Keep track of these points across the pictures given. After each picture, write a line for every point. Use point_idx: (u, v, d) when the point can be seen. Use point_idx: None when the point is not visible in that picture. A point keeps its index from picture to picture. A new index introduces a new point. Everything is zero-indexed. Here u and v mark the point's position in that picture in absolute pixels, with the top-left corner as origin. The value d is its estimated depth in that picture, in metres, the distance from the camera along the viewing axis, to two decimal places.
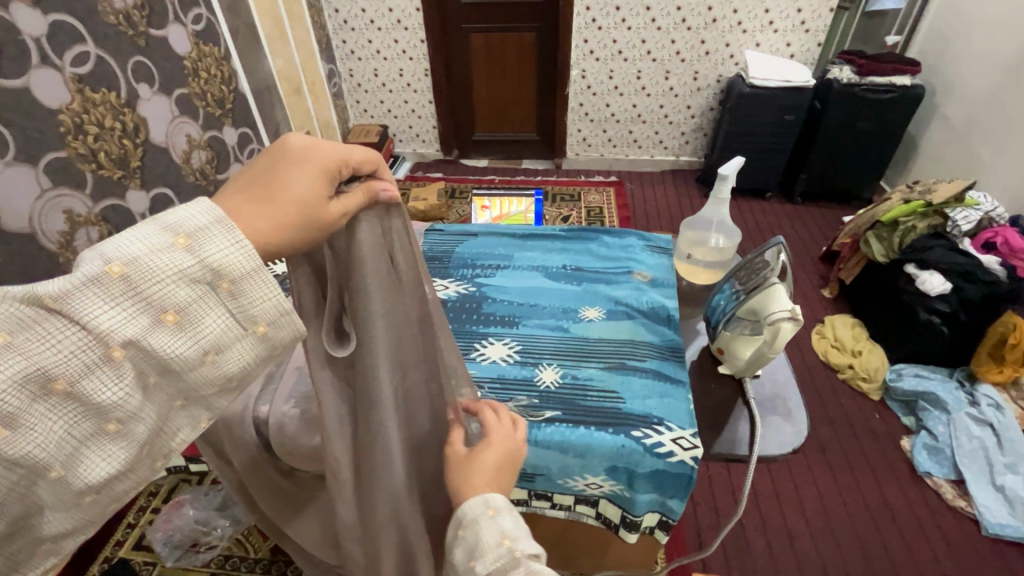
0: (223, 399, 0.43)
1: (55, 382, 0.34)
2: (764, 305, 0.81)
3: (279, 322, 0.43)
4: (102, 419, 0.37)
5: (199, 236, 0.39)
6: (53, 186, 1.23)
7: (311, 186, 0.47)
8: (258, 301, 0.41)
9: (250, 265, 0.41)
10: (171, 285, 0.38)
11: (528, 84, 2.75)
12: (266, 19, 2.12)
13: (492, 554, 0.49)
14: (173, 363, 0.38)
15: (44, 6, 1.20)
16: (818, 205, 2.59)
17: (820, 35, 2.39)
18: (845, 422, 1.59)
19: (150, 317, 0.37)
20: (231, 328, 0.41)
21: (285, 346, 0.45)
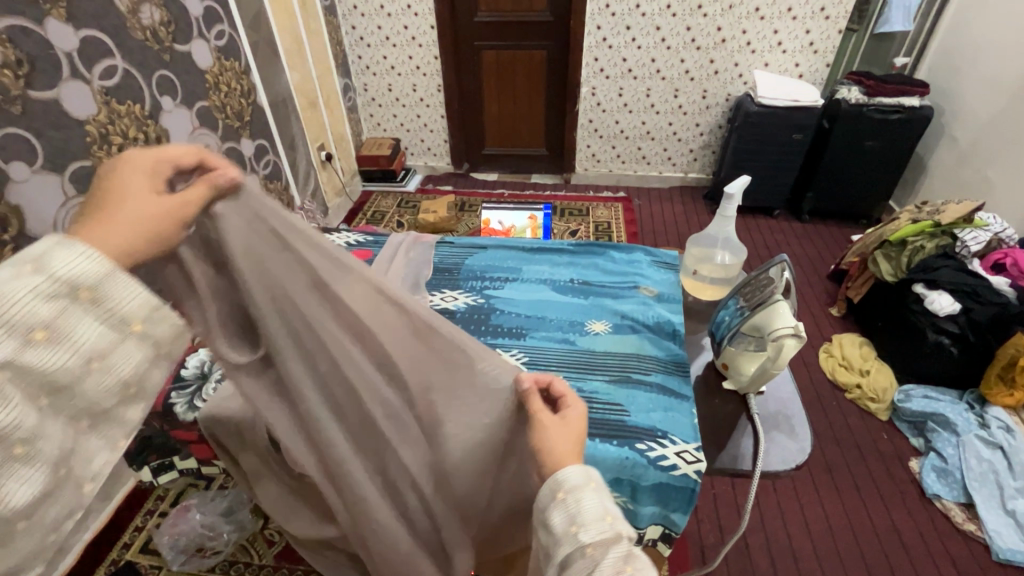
0: (121, 408, 0.48)
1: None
2: (767, 322, 0.83)
3: (154, 317, 0.48)
4: (7, 445, 0.41)
5: (46, 258, 0.42)
6: (76, 195, 1.27)
7: (146, 186, 0.53)
8: (129, 308, 0.46)
9: (104, 273, 0.44)
10: (30, 304, 0.40)
11: (538, 101, 2.80)
12: (285, 36, 2.19)
13: (594, 526, 0.47)
14: (54, 376, 0.42)
15: (76, 22, 1.25)
16: (826, 223, 2.60)
17: (828, 56, 2.42)
18: (853, 442, 1.58)
19: (18, 339, 0.40)
20: (106, 334, 0.45)
21: (168, 340, 0.50)
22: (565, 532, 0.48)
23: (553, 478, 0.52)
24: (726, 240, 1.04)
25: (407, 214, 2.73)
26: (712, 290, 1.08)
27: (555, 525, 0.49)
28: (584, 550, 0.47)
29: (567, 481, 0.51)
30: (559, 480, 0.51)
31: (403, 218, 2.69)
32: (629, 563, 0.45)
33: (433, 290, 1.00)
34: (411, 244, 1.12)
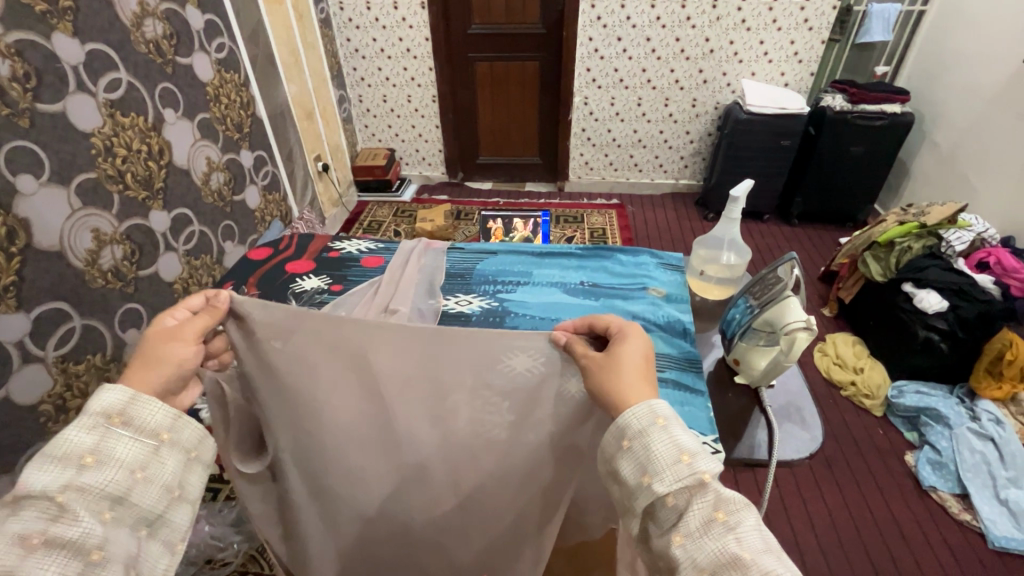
0: (171, 508, 0.53)
1: (31, 537, 0.44)
2: (779, 316, 0.84)
3: (178, 425, 0.55)
4: (83, 552, 0.46)
5: (93, 405, 0.52)
6: (82, 207, 1.27)
7: (169, 339, 0.60)
8: (156, 426, 0.54)
9: (129, 396, 0.53)
10: (81, 439, 0.50)
11: (532, 110, 2.84)
12: (283, 48, 2.21)
13: (671, 471, 0.48)
14: (112, 489, 0.49)
15: (82, 36, 1.26)
16: (815, 227, 2.67)
17: (812, 65, 2.50)
18: (850, 438, 1.62)
19: (74, 465, 0.49)
20: (142, 448, 0.52)
21: (197, 444, 0.57)
22: (640, 483, 0.50)
23: (618, 426, 0.54)
24: (731, 240, 1.07)
25: (404, 223, 2.75)
26: (718, 288, 1.12)
27: (629, 476, 0.52)
28: (665, 499, 0.48)
29: (631, 428, 0.52)
30: (624, 426, 0.53)
31: (400, 227, 2.71)
32: (717, 508, 0.46)
33: (446, 294, 1.02)
34: (422, 250, 1.14)
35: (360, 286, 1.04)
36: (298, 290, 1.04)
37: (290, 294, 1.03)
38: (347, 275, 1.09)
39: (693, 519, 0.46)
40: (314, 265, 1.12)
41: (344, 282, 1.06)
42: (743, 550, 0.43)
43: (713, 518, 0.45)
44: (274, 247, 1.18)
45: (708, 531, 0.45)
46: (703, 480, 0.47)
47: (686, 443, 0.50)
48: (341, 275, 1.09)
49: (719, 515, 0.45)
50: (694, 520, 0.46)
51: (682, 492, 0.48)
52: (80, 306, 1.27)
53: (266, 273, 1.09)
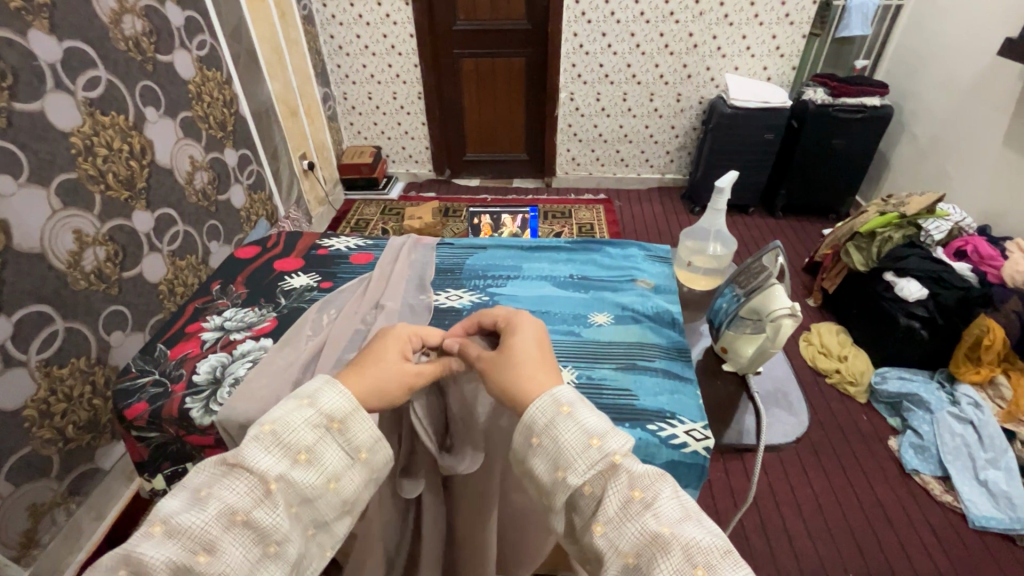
0: (340, 521, 0.49)
1: (236, 514, 0.42)
2: (764, 305, 0.87)
3: (377, 447, 0.51)
4: (263, 542, 0.43)
5: (317, 394, 0.50)
6: (63, 208, 1.25)
7: (394, 355, 0.57)
8: (363, 442, 0.50)
9: (353, 406, 0.50)
10: (302, 431, 0.48)
11: (518, 106, 2.84)
12: (265, 45, 2.18)
13: (583, 457, 0.46)
14: (307, 491, 0.46)
15: (59, 33, 1.24)
16: (798, 219, 2.71)
17: (794, 59, 2.54)
18: (836, 425, 1.65)
19: (289, 458, 0.47)
20: (342, 458, 0.49)
21: (380, 469, 0.53)
22: (556, 478, 0.47)
23: (524, 424, 0.50)
24: (717, 231, 1.09)
25: (392, 221, 2.74)
26: (707, 280, 1.13)
27: (544, 474, 0.48)
28: (583, 490, 0.46)
29: (537, 423, 0.49)
30: (529, 424, 0.50)
31: (388, 225, 2.70)
32: (634, 488, 0.44)
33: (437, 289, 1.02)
34: (411, 246, 1.14)
35: (350, 283, 1.04)
36: (286, 287, 1.04)
37: (278, 292, 1.03)
38: (336, 272, 1.08)
39: (612, 503, 0.44)
40: (303, 263, 1.11)
41: (333, 280, 1.06)
42: (663, 526, 0.42)
43: (632, 500, 0.43)
44: (262, 245, 1.17)
45: (633, 516, 0.43)
46: (617, 463, 0.45)
47: (592, 425, 0.48)
48: (330, 273, 1.08)
49: (637, 492, 0.44)
50: (613, 506, 0.43)
51: (599, 479, 0.45)
52: (63, 308, 1.25)
53: (253, 272, 1.08)
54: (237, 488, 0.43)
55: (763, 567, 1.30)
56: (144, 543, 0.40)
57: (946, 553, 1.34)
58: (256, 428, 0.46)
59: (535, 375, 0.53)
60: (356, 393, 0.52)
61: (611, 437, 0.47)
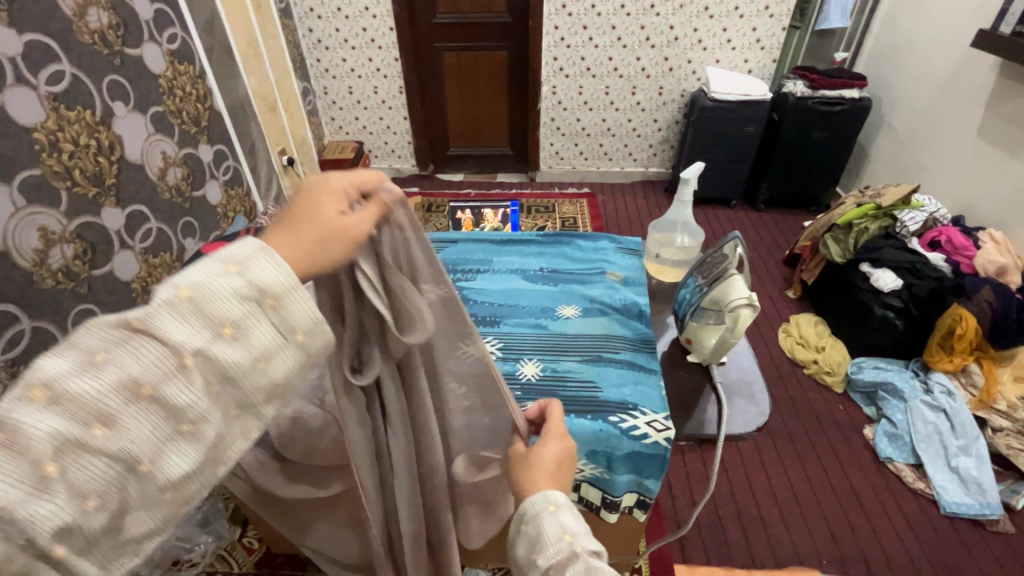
0: (271, 406, 0.43)
1: (140, 387, 0.36)
2: (724, 295, 0.87)
3: (317, 330, 0.43)
4: (177, 421, 0.37)
5: (249, 262, 0.41)
6: (27, 205, 1.22)
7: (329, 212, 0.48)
8: (301, 320, 0.42)
9: (291, 281, 0.42)
10: (227, 300, 0.39)
11: (501, 100, 2.83)
12: (241, 39, 2.15)
13: (552, 547, 0.50)
14: (232, 371, 0.39)
15: (19, 26, 1.21)
16: (780, 211, 2.72)
17: (774, 52, 2.55)
18: (813, 415, 1.67)
19: (211, 330, 0.39)
20: (275, 336, 0.41)
21: (321, 355, 0.45)
22: (532, 559, 0.52)
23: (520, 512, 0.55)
24: (683, 224, 1.10)
25: None
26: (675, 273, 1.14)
27: (521, 553, 0.53)
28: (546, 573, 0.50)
29: (528, 512, 0.54)
30: (520, 510, 0.55)
31: None
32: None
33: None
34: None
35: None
36: None
37: None
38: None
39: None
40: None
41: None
42: None
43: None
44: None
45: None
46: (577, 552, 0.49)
47: (571, 526, 0.51)
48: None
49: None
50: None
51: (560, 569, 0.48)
52: (28, 307, 1.22)
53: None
54: (141, 357, 0.36)
55: (738, 556, 1.31)
56: (17, 402, 0.33)
57: (917, 539, 1.36)
58: (168, 288, 0.38)
59: (542, 477, 0.57)
60: (290, 262, 0.44)
61: (580, 536, 0.50)
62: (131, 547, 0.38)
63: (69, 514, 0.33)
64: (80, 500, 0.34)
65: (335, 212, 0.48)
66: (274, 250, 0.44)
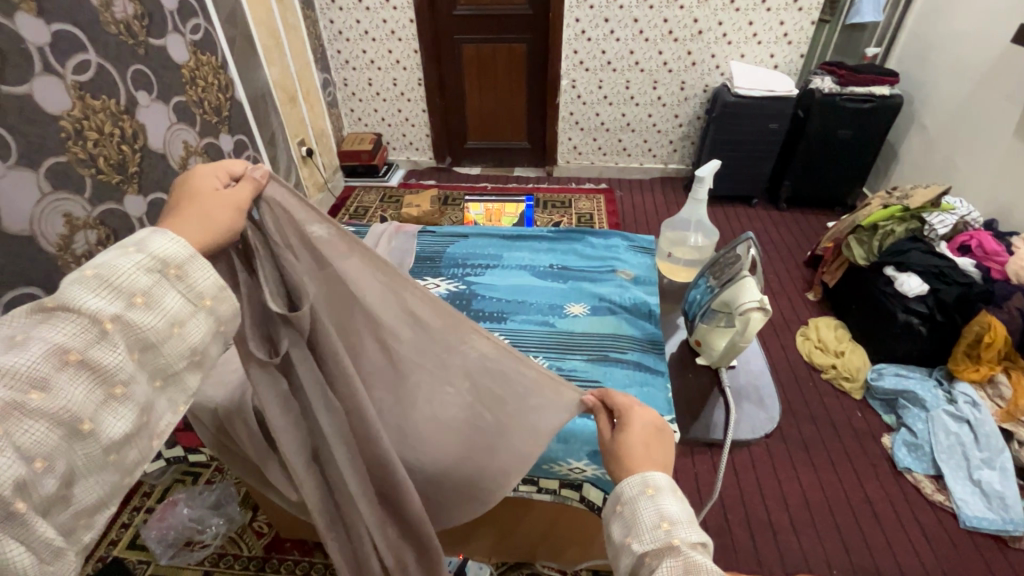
0: (193, 374, 0.52)
1: (68, 354, 0.42)
2: (735, 297, 0.85)
3: (221, 295, 0.53)
4: (109, 384, 0.44)
5: (146, 242, 0.49)
6: (53, 191, 1.25)
7: (214, 199, 0.57)
8: (205, 285, 0.52)
9: (188, 253, 0.51)
10: (135, 273, 0.47)
11: (519, 94, 2.81)
12: (263, 30, 2.17)
13: (649, 531, 0.50)
14: (150, 335, 0.47)
15: (47, 16, 1.24)
16: (803, 210, 2.65)
17: (801, 46, 2.47)
18: (829, 421, 1.63)
19: (124, 300, 0.46)
20: (187, 304, 0.50)
21: (227, 321, 0.55)
22: (624, 543, 0.52)
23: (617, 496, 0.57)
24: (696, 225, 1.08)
25: (390, 209, 2.74)
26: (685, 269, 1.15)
27: (616, 536, 0.53)
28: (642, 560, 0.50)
29: (625, 495, 0.55)
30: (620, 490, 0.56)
31: (386, 213, 2.70)
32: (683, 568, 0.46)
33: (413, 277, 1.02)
34: (391, 235, 1.14)
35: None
36: None
37: None
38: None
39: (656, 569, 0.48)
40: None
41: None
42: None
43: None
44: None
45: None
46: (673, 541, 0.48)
47: (674, 513, 0.51)
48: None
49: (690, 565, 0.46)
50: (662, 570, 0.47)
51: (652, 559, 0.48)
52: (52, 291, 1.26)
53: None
54: (68, 327, 0.42)
55: (745, 561, 1.29)
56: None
57: (933, 552, 1.32)
58: (79, 272, 0.45)
59: (643, 463, 0.58)
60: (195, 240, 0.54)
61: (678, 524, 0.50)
62: (84, 520, 0.43)
63: (21, 469, 0.38)
64: (30, 459, 0.39)
65: (212, 191, 0.58)
66: (166, 228, 0.52)
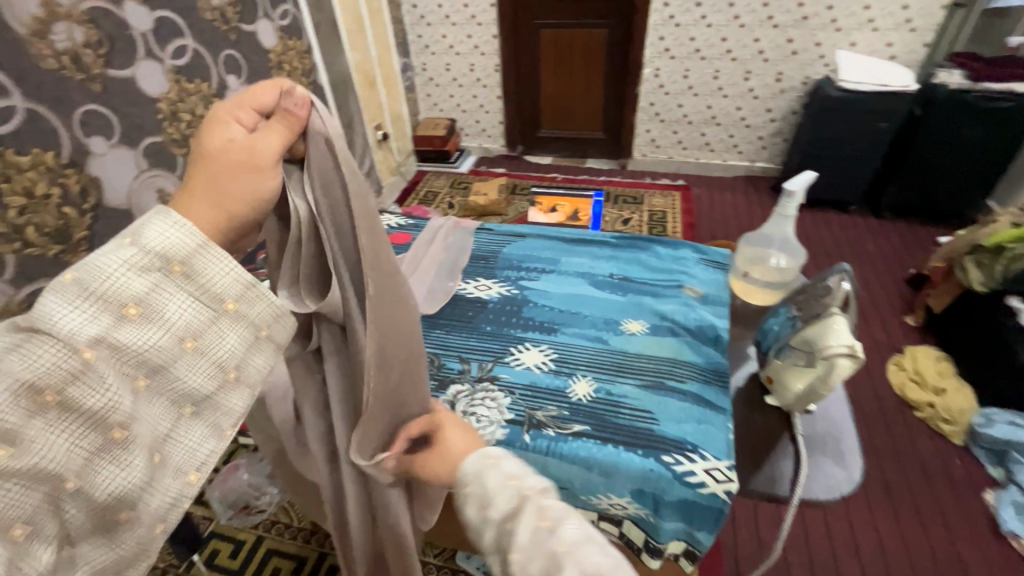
0: (228, 394, 0.42)
1: (38, 394, 0.33)
2: (819, 336, 0.79)
3: (249, 296, 0.42)
4: (105, 428, 0.35)
5: (143, 228, 0.38)
6: (150, 168, 1.33)
7: (229, 157, 0.43)
8: (226, 277, 0.41)
9: (199, 243, 0.40)
10: (124, 276, 0.37)
11: (597, 82, 2.69)
12: (347, 15, 2.21)
13: (503, 496, 0.45)
14: (153, 355, 0.38)
15: (151, 4, 1.31)
16: (910, 221, 2.35)
17: (927, 34, 2.17)
18: (919, 465, 1.44)
19: (113, 313, 0.36)
20: (204, 311, 0.40)
21: (267, 322, 0.44)
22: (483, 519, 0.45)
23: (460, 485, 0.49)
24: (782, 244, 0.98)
25: (458, 196, 2.75)
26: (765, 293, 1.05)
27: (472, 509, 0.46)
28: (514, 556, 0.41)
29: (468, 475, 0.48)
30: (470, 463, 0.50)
31: (454, 199, 2.71)
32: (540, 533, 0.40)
33: (464, 277, 0.99)
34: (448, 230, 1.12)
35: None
36: None
37: None
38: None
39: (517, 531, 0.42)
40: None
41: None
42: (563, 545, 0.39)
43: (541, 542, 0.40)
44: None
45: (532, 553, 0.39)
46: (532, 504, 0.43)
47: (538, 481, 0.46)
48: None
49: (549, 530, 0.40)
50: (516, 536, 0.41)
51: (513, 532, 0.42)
52: None
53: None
54: (38, 362, 0.33)
55: None
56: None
57: None
58: (60, 280, 0.35)
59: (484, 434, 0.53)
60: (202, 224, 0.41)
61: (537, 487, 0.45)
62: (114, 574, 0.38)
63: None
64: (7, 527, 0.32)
65: (235, 141, 0.44)
66: (179, 211, 0.41)
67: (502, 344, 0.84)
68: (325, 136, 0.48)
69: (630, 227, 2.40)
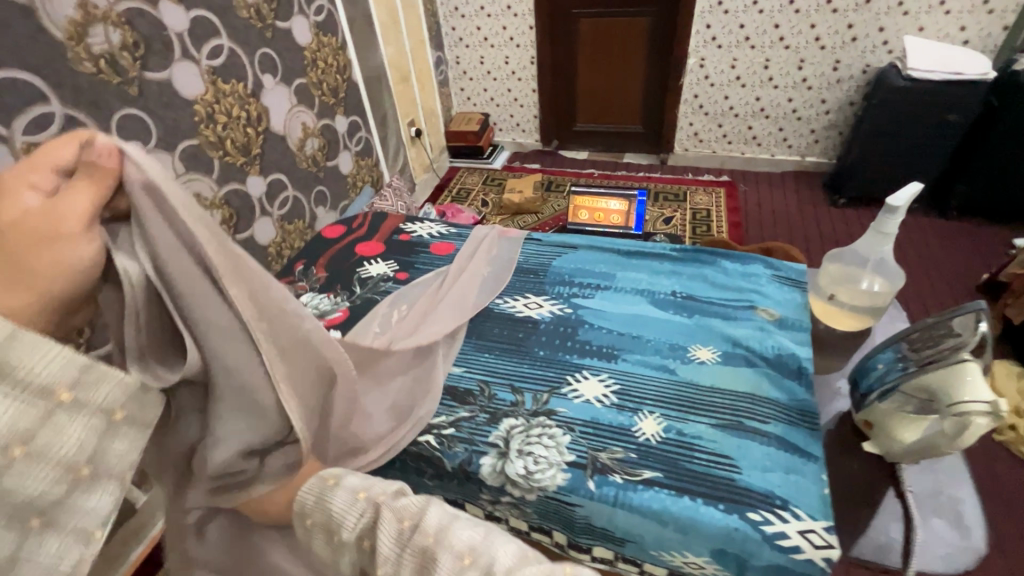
0: (74, 474, 0.48)
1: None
2: (951, 384, 0.74)
3: (80, 379, 0.48)
4: None
5: None
6: (186, 171, 1.31)
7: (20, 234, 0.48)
8: (40, 371, 0.45)
9: (9, 344, 0.44)
10: None
11: (637, 74, 2.57)
12: (382, 9, 2.16)
13: (353, 515, 0.57)
14: None
15: (187, 3, 1.28)
16: (980, 221, 2.16)
17: (1007, 16, 1.98)
18: (1002, 496, 1.31)
19: None
20: (32, 407, 0.45)
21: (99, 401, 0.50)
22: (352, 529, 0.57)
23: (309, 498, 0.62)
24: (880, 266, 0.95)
25: (492, 193, 2.68)
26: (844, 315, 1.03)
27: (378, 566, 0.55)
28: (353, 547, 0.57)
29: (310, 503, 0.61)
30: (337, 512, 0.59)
31: (488, 197, 2.65)
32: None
33: (511, 292, 0.93)
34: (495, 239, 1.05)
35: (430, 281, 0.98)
36: (365, 275, 0.99)
37: (355, 279, 0.99)
38: (416, 263, 1.02)
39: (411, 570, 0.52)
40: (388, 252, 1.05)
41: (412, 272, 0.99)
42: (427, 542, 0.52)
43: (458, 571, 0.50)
44: (349, 227, 1.14)
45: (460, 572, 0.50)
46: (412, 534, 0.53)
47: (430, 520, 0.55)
48: (408, 264, 1.02)
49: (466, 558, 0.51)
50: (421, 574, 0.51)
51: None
52: None
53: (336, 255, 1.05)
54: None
55: None
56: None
57: None
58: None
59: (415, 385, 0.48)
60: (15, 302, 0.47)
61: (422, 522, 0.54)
62: None
63: None
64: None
65: (23, 215, 0.48)
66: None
67: (557, 372, 0.77)
68: (135, 183, 0.52)
69: (673, 227, 2.29)
